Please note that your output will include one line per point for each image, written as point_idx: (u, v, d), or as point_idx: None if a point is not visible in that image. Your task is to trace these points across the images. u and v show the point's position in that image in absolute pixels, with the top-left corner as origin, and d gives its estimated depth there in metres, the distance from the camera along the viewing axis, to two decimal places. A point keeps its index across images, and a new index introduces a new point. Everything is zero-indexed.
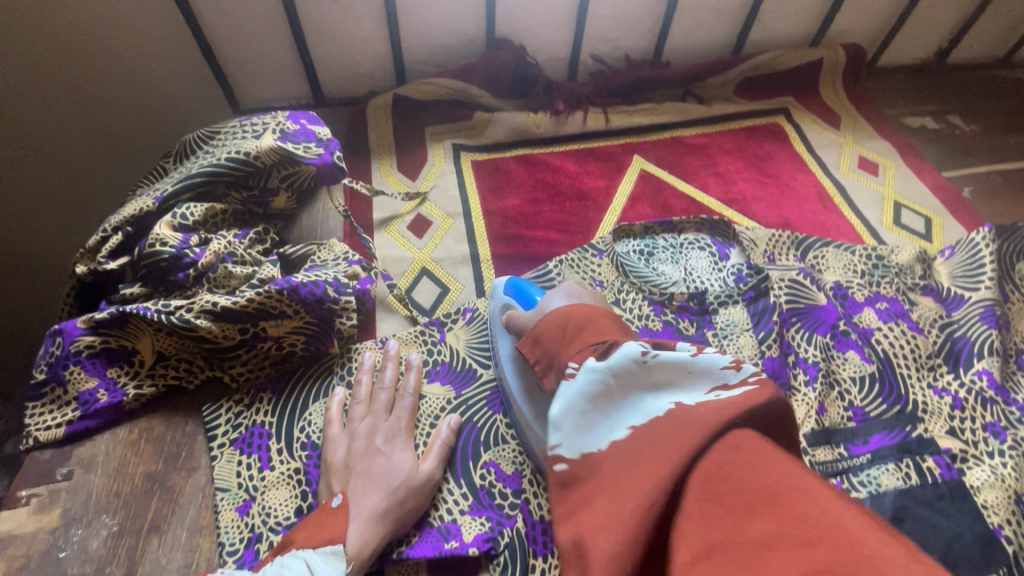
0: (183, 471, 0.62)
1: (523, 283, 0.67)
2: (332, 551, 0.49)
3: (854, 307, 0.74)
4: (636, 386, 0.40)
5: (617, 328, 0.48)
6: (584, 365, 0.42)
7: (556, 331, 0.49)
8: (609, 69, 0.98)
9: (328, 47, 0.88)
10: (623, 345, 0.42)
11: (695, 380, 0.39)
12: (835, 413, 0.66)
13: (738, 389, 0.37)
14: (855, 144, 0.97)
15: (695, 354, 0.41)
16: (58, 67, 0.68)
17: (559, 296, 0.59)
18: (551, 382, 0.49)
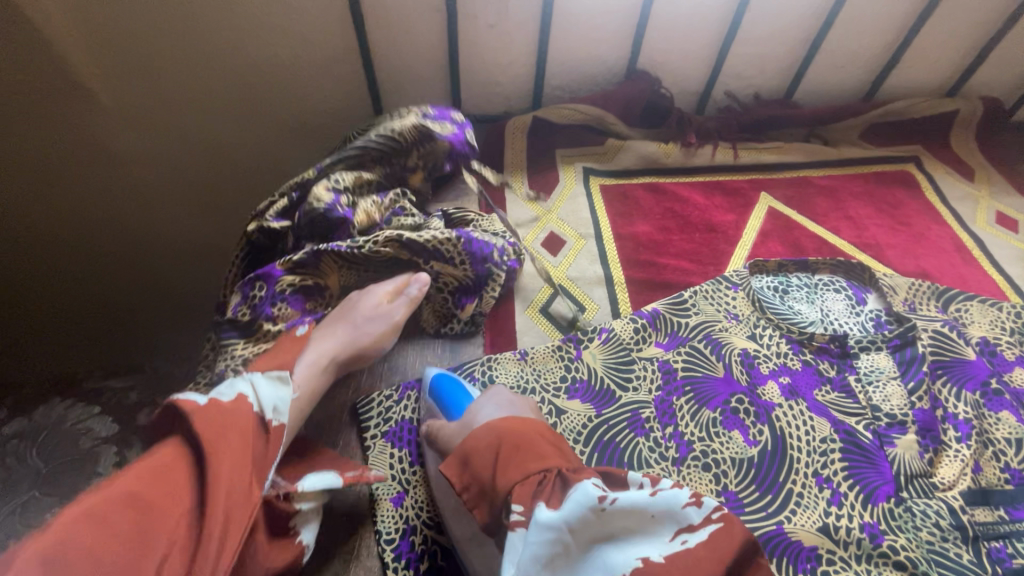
0: (340, 458, 0.65)
1: (449, 380, 0.65)
2: (277, 377, 0.55)
3: (1004, 365, 0.72)
4: (595, 541, 0.43)
5: (554, 451, 0.50)
6: (535, 518, 0.43)
7: (490, 456, 0.50)
8: (739, 105, 1.00)
9: (477, 67, 0.93)
10: (577, 489, 0.44)
11: (656, 523, 0.44)
12: (990, 474, 0.64)
13: (702, 532, 0.43)
14: (991, 198, 0.95)
15: (652, 493, 0.45)
16: (221, 60, 0.87)
17: (491, 407, 0.57)
18: (482, 515, 0.49)
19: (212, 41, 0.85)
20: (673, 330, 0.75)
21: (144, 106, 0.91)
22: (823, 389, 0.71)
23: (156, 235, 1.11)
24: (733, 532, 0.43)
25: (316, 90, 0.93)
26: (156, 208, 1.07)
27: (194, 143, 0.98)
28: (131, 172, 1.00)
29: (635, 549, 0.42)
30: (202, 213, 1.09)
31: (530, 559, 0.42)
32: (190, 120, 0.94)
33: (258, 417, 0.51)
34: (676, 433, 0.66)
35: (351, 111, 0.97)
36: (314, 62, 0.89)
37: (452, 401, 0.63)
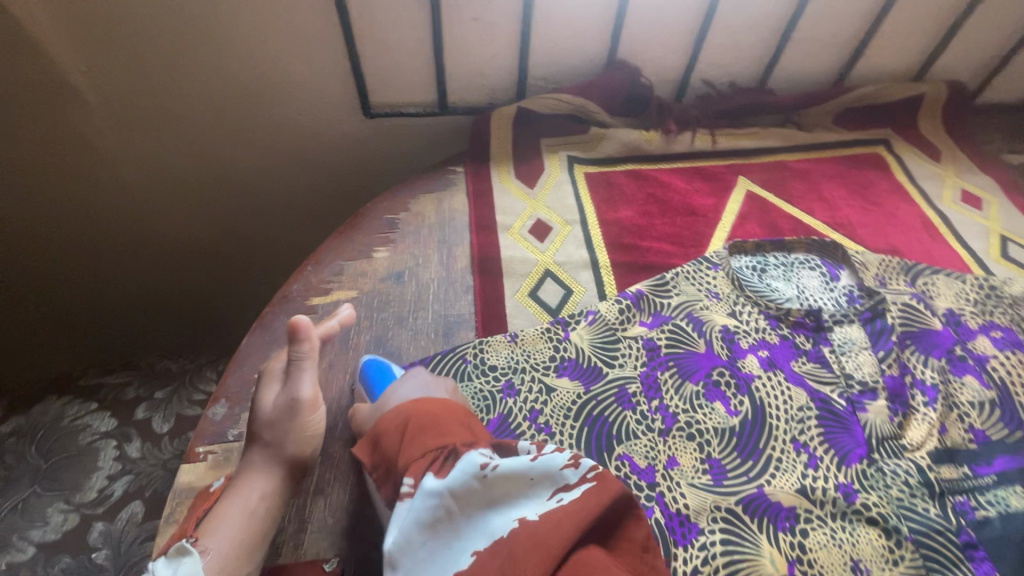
0: (340, 440, 0.66)
1: (384, 366, 0.69)
2: (175, 552, 0.51)
3: (967, 334, 0.76)
4: (478, 505, 0.49)
5: (458, 429, 0.55)
6: (423, 487, 0.48)
7: (397, 436, 0.55)
8: (717, 93, 1.03)
9: (461, 60, 0.95)
10: (463, 459, 0.50)
11: (534, 485, 0.50)
12: (956, 434, 0.67)
13: (574, 492, 0.49)
14: (956, 177, 0.99)
15: (533, 459, 0.51)
16: (206, 57, 0.88)
17: (406, 388, 0.61)
18: (388, 493, 0.54)
19: (198, 37, 0.85)
20: (656, 310, 0.78)
21: (131, 104, 0.92)
22: (799, 360, 0.74)
23: (145, 235, 1.12)
24: (603, 488, 0.49)
25: (303, 85, 0.94)
26: (145, 207, 1.07)
27: (181, 140, 0.98)
28: (119, 171, 1.01)
29: (514, 511, 0.49)
30: (192, 211, 1.10)
31: (417, 525, 0.47)
32: (178, 117, 0.95)
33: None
34: (661, 406, 0.70)
35: (338, 105, 0.98)
36: (301, 58, 0.90)
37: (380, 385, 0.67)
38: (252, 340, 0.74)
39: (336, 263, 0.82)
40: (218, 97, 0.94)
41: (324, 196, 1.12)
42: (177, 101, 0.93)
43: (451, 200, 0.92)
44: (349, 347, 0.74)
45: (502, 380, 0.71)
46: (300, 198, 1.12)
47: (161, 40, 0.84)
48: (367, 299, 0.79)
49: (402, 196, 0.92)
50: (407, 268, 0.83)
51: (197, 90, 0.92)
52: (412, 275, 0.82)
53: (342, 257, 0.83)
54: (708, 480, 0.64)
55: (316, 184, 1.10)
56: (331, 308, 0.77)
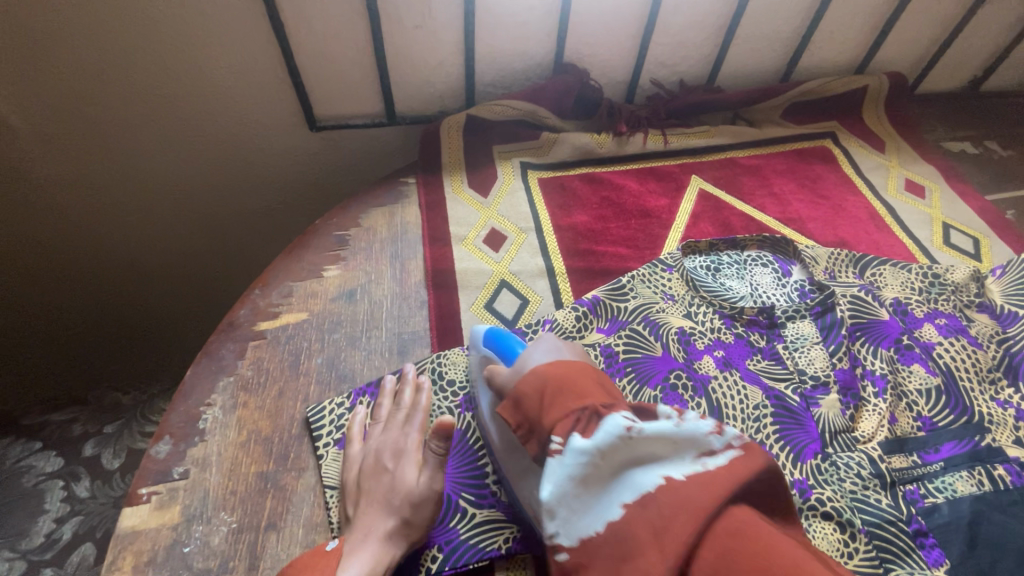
0: (292, 471, 0.64)
1: (501, 332, 0.63)
2: None
3: (914, 323, 0.78)
4: (625, 463, 0.44)
5: (598, 390, 0.49)
6: (570, 445, 0.44)
7: (536, 396, 0.49)
8: (666, 92, 1.04)
9: (406, 69, 0.93)
10: (607, 419, 0.44)
11: (681, 449, 0.43)
12: (905, 424, 0.69)
13: (723, 457, 0.42)
14: (900, 167, 1.02)
15: (678, 423, 0.45)
16: (135, 76, 0.84)
17: (540, 352, 0.55)
18: (533, 451, 0.48)
19: (124, 56, 0.81)
20: (613, 315, 0.78)
21: (60, 126, 0.87)
22: (755, 358, 0.75)
23: (89, 260, 1.07)
24: (754, 460, 0.42)
25: (243, 100, 0.91)
26: (85, 233, 1.03)
27: (117, 162, 0.94)
28: (52, 197, 0.96)
29: (660, 469, 0.42)
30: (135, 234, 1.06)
31: (564, 478, 0.44)
32: (111, 139, 0.91)
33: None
34: None
35: (282, 119, 0.95)
36: (239, 73, 0.87)
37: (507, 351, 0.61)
38: (198, 370, 0.71)
39: (285, 284, 0.80)
40: (152, 117, 0.90)
41: (275, 212, 1.09)
42: (109, 123, 0.89)
43: (404, 212, 0.90)
44: (299, 371, 0.72)
45: (460, 396, 0.70)
46: (250, 215, 1.09)
47: (85, 61, 0.80)
48: (318, 320, 0.77)
49: (353, 210, 0.90)
50: (359, 286, 0.81)
51: (129, 111, 0.88)
52: (365, 293, 0.80)
53: (291, 278, 0.81)
54: None
55: (265, 200, 1.06)
56: (280, 332, 0.75)
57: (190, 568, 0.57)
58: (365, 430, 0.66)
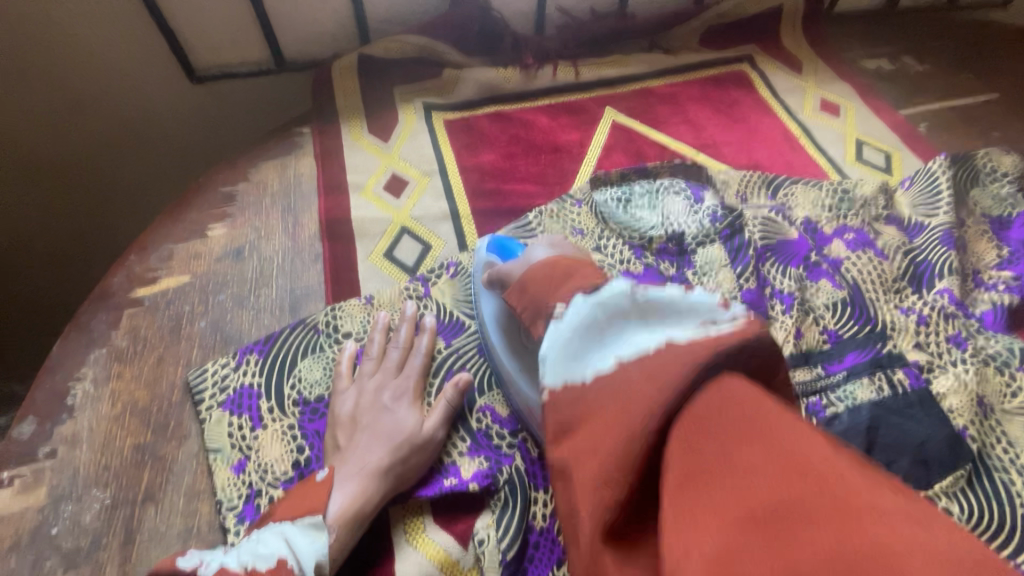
0: (173, 440, 0.60)
1: (504, 240, 0.64)
2: (311, 525, 0.49)
3: (823, 241, 0.77)
4: (627, 323, 0.43)
5: (600, 273, 0.49)
6: (574, 302, 0.45)
7: (543, 277, 0.50)
8: (575, 21, 0.98)
9: (287, 5, 0.85)
10: (614, 283, 0.45)
11: (686, 318, 0.42)
12: (811, 337, 0.68)
13: (727, 324, 0.40)
14: (817, 87, 0.99)
15: (686, 293, 0.43)
16: None
17: (541, 248, 0.56)
18: (539, 331, 0.47)
19: None
20: None
21: None
22: (664, 286, 0.73)
23: None
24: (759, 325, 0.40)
25: (104, 48, 0.82)
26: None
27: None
28: None
29: (661, 331, 0.41)
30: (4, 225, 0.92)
31: (571, 332, 0.43)
32: None
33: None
34: None
35: (154, 69, 0.86)
36: (93, 17, 0.78)
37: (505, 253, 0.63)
38: (66, 344, 0.65)
39: (164, 246, 0.73)
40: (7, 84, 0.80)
41: (169, 176, 1.01)
42: None
43: (297, 162, 0.83)
44: (181, 336, 0.67)
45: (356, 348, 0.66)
46: (143, 184, 1.00)
47: None
48: (202, 282, 0.71)
49: (240, 164, 0.82)
50: (248, 243, 0.75)
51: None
52: (254, 251, 0.74)
53: (171, 240, 0.74)
54: None
55: (156, 163, 0.98)
56: (159, 297, 0.69)
57: (58, 549, 0.53)
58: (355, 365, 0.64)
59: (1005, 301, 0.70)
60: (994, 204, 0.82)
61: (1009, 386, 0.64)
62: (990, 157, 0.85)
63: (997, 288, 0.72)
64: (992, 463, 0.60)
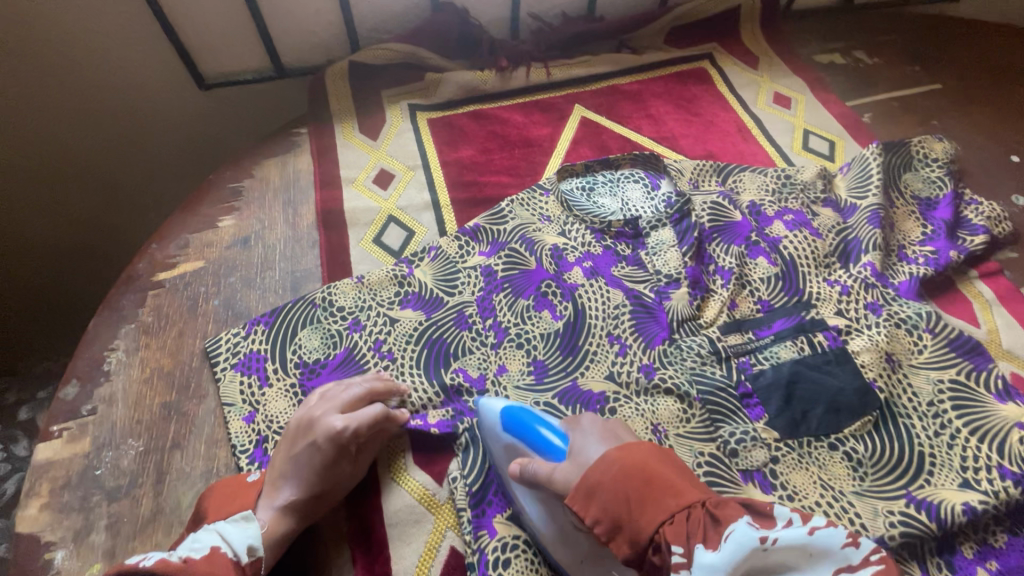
0: (193, 398, 0.70)
1: (518, 412, 0.61)
2: (241, 518, 0.57)
3: (766, 222, 0.86)
4: (759, 575, 0.41)
5: (684, 481, 0.47)
6: (702, 564, 0.41)
7: (620, 493, 0.47)
8: (547, 26, 1.07)
9: (284, 19, 0.94)
10: (734, 529, 0.42)
11: (815, 562, 0.41)
12: (746, 307, 0.78)
13: (864, 573, 0.40)
14: (771, 82, 1.08)
15: (810, 529, 0.42)
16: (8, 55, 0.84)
17: (594, 444, 0.53)
18: (623, 551, 0.47)
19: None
20: (493, 238, 0.84)
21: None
22: (619, 265, 0.82)
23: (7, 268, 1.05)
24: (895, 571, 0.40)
25: (123, 61, 0.91)
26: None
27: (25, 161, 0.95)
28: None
29: None
30: (45, 228, 1.04)
31: None
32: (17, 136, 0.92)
33: (235, 563, 0.53)
34: (494, 323, 0.76)
35: (167, 79, 0.96)
36: (112, 35, 0.88)
37: (532, 433, 0.59)
38: (100, 321, 0.75)
39: (181, 237, 0.83)
40: (45, 105, 0.91)
41: (180, 173, 1.11)
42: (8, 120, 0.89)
43: (296, 160, 0.93)
44: (198, 313, 0.77)
45: (348, 319, 0.76)
46: (159, 181, 1.10)
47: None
48: (215, 267, 0.81)
49: (246, 163, 0.92)
50: (254, 233, 0.85)
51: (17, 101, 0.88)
52: (259, 239, 0.84)
53: (187, 231, 0.84)
54: (530, 377, 0.72)
55: (169, 162, 1.08)
56: (178, 280, 0.80)
57: (102, 486, 0.64)
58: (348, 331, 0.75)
59: (919, 272, 0.80)
60: (924, 186, 0.91)
61: (916, 344, 0.73)
62: (923, 144, 0.94)
63: (916, 261, 0.82)
64: (898, 410, 0.69)
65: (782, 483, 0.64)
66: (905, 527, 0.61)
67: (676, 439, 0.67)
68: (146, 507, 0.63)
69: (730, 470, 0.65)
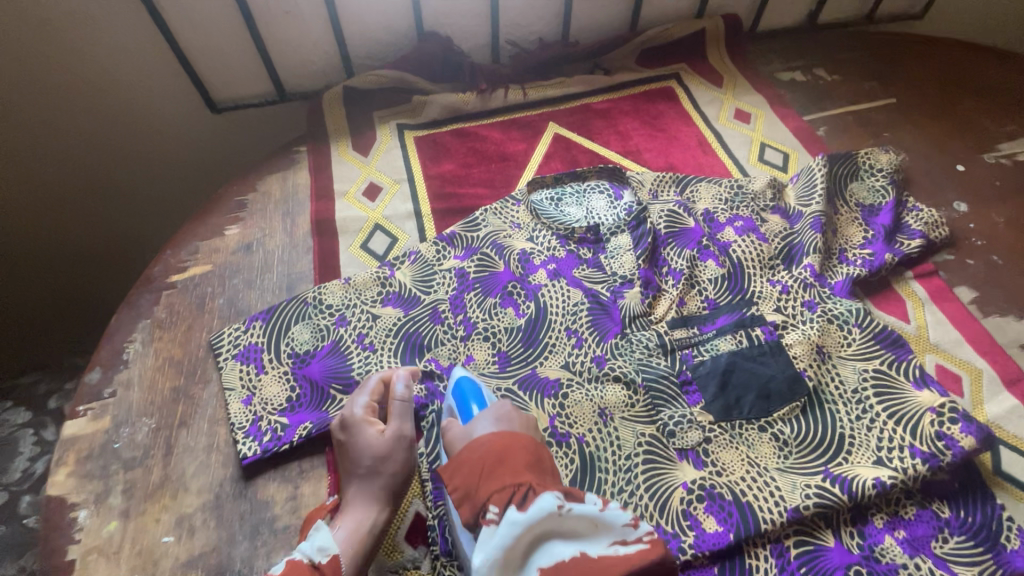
0: (199, 383, 0.81)
1: (465, 389, 0.69)
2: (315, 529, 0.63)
3: (717, 228, 0.94)
4: (548, 535, 0.49)
5: (531, 463, 0.54)
6: (507, 516, 0.49)
7: (475, 466, 0.54)
8: (524, 51, 1.17)
9: (285, 49, 1.06)
10: (542, 496, 0.49)
11: (600, 530, 0.50)
12: (693, 305, 0.86)
13: (634, 546, 0.48)
14: (734, 98, 1.16)
15: (601, 508, 0.50)
16: (46, 89, 0.97)
17: (489, 418, 0.60)
18: (466, 515, 0.53)
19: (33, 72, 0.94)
20: (467, 244, 0.93)
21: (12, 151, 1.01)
22: (581, 267, 0.91)
23: (56, 266, 1.20)
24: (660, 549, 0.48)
25: (147, 89, 1.03)
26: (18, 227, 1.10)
27: (73, 179, 1.10)
28: (27, 219, 1.10)
29: (575, 546, 0.49)
30: (82, 233, 1.18)
31: (500, 548, 0.48)
32: (69, 157, 1.07)
33: (310, 566, 0.58)
34: (465, 318, 0.86)
35: (182, 105, 1.08)
36: (134, 68, 1.00)
37: (466, 410, 0.67)
38: (120, 316, 0.86)
39: (192, 243, 0.94)
40: (85, 132, 1.05)
41: (194, 187, 1.23)
42: (61, 145, 1.05)
43: (295, 175, 1.04)
44: (204, 310, 0.88)
45: (336, 316, 0.86)
46: (174, 194, 1.22)
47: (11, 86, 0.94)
48: (220, 270, 0.92)
49: (250, 178, 1.03)
50: (255, 239, 0.96)
51: (63, 129, 1.03)
52: (259, 245, 0.95)
53: (197, 238, 0.95)
54: (495, 367, 0.81)
55: (184, 176, 1.19)
56: (188, 281, 0.90)
57: (119, 456, 0.74)
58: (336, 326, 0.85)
59: (855, 273, 0.87)
60: (868, 194, 0.97)
61: (846, 337, 0.80)
62: (869, 156, 1.00)
63: (854, 263, 0.89)
64: (824, 397, 0.76)
65: (712, 460, 0.72)
66: (820, 499, 0.67)
67: (621, 421, 0.76)
68: (156, 475, 0.73)
69: (666, 449, 0.73)
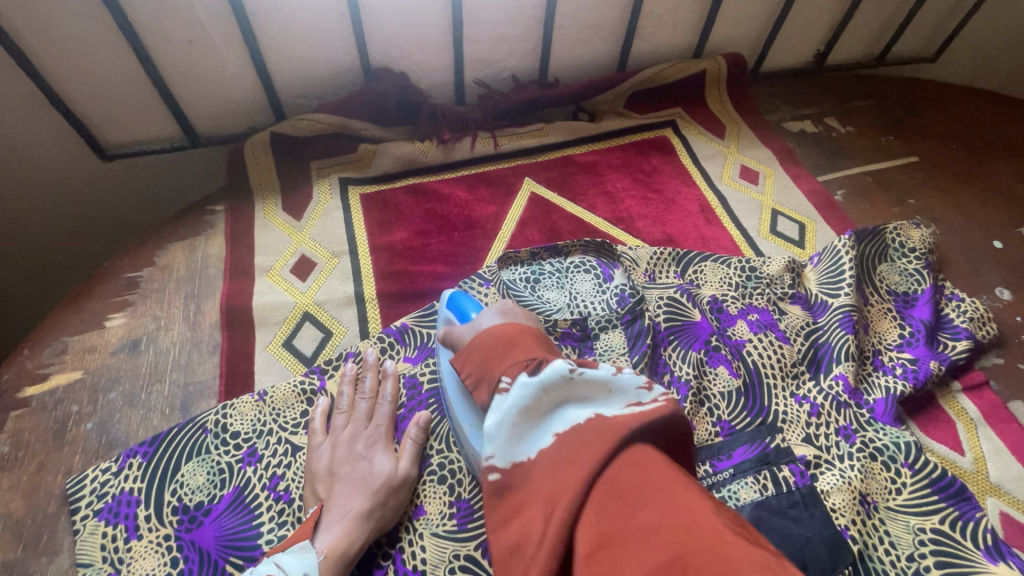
0: (43, 556, 0.59)
1: (459, 300, 0.64)
2: (300, 547, 0.54)
3: (728, 321, 0.77)
4: (562, 401, 0.45)
5: (541, 346, 0.51)
6: (518, 380, 0.46)
7: (488, 347, 0.51)
8: (495, 92, 0.98)
9: (194, 86, 0.85)
10: (553, 362, 0.46)
11: (614, 395, 0.45)
12: (703, 430, 0.68)
13: (650, 405, 0.42)
14: (737, 152, 1.00)
15: (615, 373, 0.46)
16: None
17: (491, 314, 0.58)
18: (482, 399, 0.49)
19: None
20: (422, 342, 0.74)
21: None
22: None
23: None
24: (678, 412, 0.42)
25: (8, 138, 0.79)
26: None
27: None
28: None
29: (589, 409, 0.43)
30: None
31: (514, 411, 0.45)
32: None
33: None
34: None
35: (61, 154, 0.85)
36: None
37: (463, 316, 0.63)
38: None
39: (58, 340, 0.72)
40: None
41: (85, 250, 0.98)
42: None
43: (206, 244, 0.83)
44: (65, 441, 0.66)
45: (242, 449, 0.65)
46: (53, 259, 0.96)
47: None
48: (93, 378, 0.70)
49: (147, 248, 0.82)
50: (145, 334, 0.74)
51: None
52: (150, 342, 0.74)
53: (66, 333, 0.73)
54: (451, 526, 0.61)
55: (70, 241, 0.95)
56: (47, 397, 0.68)
57: None
58: (240, 465, 0.64)
59: (897, 388, 0.71)
60: (901, 280, 0.82)
61: (893, 482, 0.64)
62: (899, 232, 0.84)
63: (893, 372, 0.73)
64: (873, 567, 0.59)
65: None
66: None
67: None
68: None
69: None
